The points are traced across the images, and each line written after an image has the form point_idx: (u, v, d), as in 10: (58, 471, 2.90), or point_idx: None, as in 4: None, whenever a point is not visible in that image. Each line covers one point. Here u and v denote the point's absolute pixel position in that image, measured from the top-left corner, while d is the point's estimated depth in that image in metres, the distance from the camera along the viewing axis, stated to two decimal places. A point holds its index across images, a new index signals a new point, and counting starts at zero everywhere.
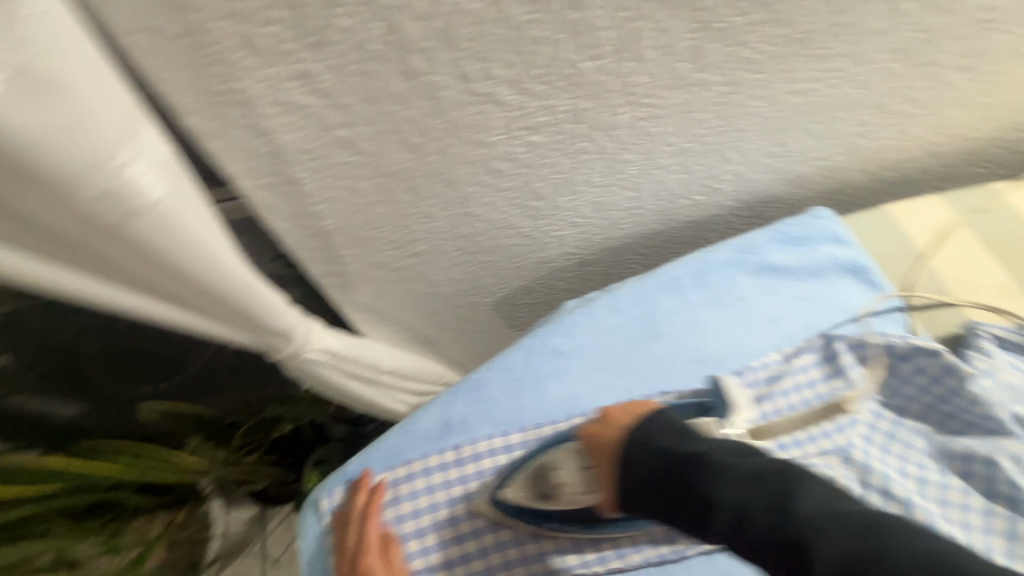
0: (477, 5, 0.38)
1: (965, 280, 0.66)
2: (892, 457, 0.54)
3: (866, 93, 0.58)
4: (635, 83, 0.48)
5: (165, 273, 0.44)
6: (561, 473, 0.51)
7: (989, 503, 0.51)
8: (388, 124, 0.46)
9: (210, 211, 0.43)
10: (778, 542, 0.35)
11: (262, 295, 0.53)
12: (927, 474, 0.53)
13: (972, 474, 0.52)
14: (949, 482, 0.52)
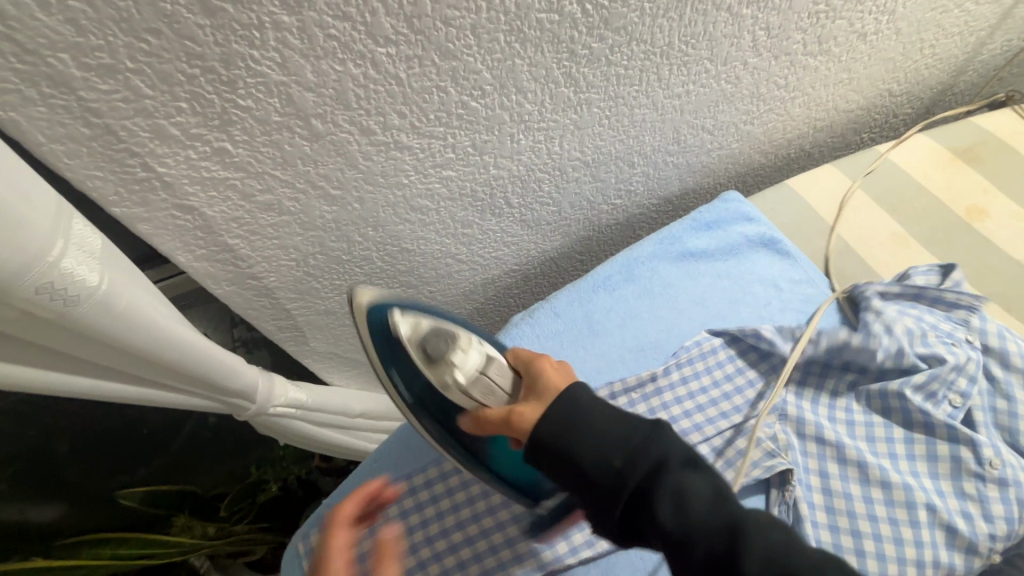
0: (361, 70, 0.43)
1: (866, 236, 0.72)
2: (822, 407, 0.59)
3: (738, 87, 0.65)
4: (525, 112, 0.54)
5: (114, 352, 0.47)
6: (469, 363, 0.49)
7: (909, 433, 0.56)
8: (306, 182, 0.50)
9: (140, 288, 0.46)
10: (713, 527, 0.40)
11: (215, 356, 0.56)
12: (853, 417, 0.58)
13: (891, 410, 0.57)
14: (873, 419, 0.57)
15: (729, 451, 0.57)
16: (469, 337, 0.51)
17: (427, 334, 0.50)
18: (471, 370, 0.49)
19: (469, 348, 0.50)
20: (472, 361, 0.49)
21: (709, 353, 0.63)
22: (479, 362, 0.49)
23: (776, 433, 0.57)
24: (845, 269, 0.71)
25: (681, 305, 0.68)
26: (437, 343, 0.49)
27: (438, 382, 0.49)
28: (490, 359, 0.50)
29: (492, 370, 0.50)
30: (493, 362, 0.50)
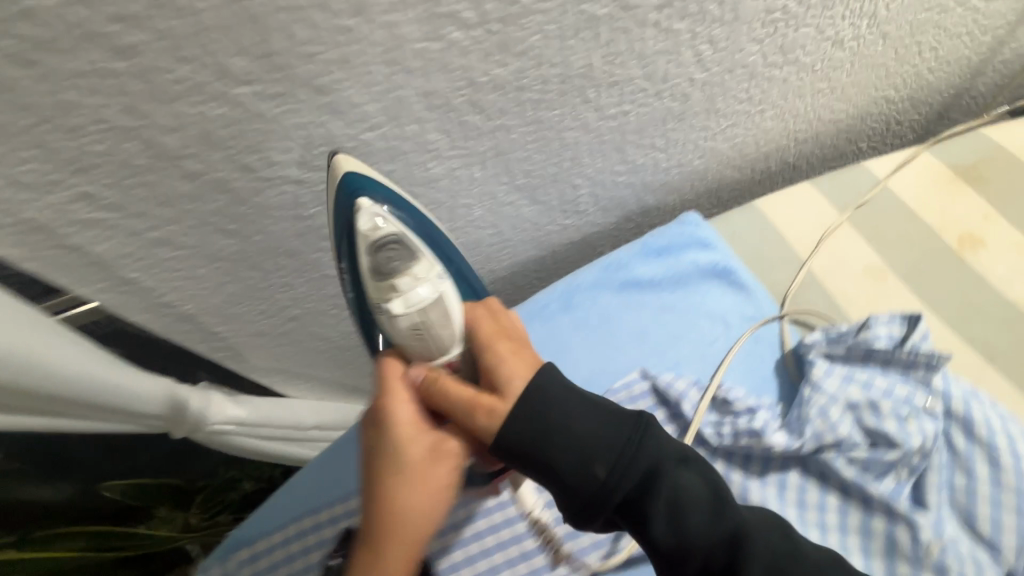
0: (220, 110, 0.40)
1: (838, 265, 0.65)
2: (756, 466, 0.54)
3: (688, 105, 0.59)
4: (430, 141, 0.50)
5: (12, 396, 0.47)
6: (414, 296, 0.46)
7: (845, 502, 0.51)
8: (195, 219, 0.49)
9: (36, 331, 0.46)
10: (713, 535, 0.39)
11: (131, 388, 0.57)
12: (788, 477, 0.53)
13: (829, 476, 0.52)
14: (808, 483, 0.52)
15: None
16: (428, 267, 0.47)
17: (387, 242, 0.46)
18: (412, 302, 0.46)
19: (422, 278, 0.46)
20: (417, 294, 0.46)
21: (640, 395, 0.59)
22: (425, 300, 0.46)
23: None
24: (809, 302, 0.64)
25: (618, 336, 0.63)
26: (390, 257, 0.45)
27: (376, 293, 0.46)
28: (439, 302, 0.47)
29: (437, 315, 0.47)
30: (442, 307, 0.47)
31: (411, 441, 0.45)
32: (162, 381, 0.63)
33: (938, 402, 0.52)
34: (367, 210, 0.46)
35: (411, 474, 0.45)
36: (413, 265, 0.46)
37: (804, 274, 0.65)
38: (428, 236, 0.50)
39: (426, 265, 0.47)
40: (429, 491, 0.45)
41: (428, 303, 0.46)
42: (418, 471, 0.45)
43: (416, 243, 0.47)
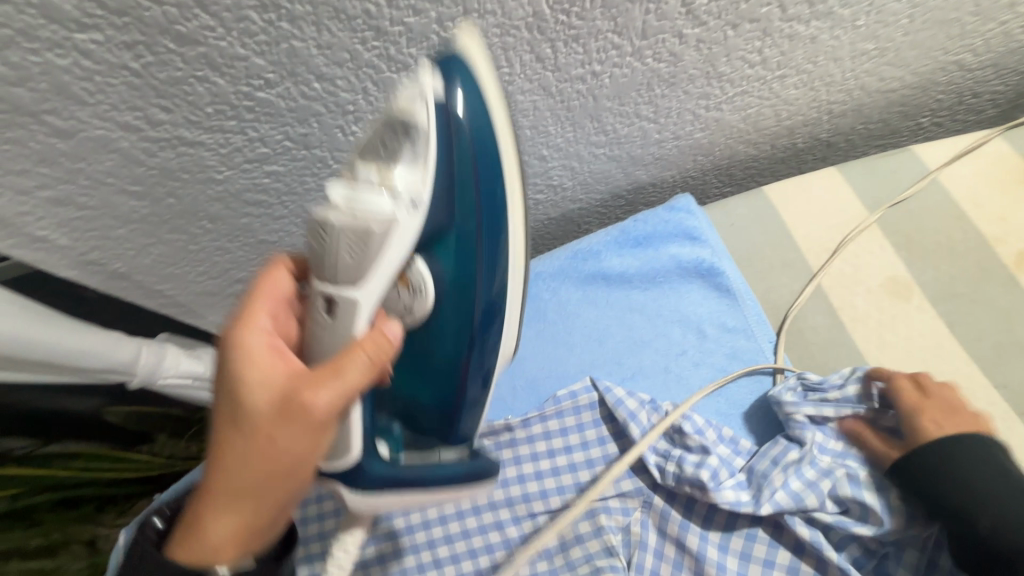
0: (68, 61, 0.34)
1: (852, 277, 0.54)
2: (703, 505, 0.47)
3: (680, 66, 0.48)
4: (344, 101, 0.43)
5: None
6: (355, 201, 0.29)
7: (796, 560, 0.44)
8: (88, 178, 0.44)
9: None
10: None
11: (86, 348, 0.56)
12: (736, 523, 0.46)
13: (783, 529, 0.45)
14: (756, 533, 0.45)
15: (570, 533, 0.48)
16: (408, 182, 0.29)
17: (395, 127, 0.30)
18: (349, 204, 0.29)
19: (392, 186, 0.29)
20: (369, 201, 0.29)
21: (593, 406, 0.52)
22: (370, 216, 0.29)
23: (630, 524, 0.48)
24: (808, 321, 0.53)
25: (573, 338, 0.56)
26: (378, 140, 0.30)
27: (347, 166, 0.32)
28: (385, 234, 0.29)
29: (349, 234, 0.29)
30: (388, 242, 0.30)
31: (264, 385, 0.34)
32: (121, 336, 0.63)
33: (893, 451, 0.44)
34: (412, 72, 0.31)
35: (251, 432, 0.34)
36: (399, 167, 0.30)
37: (812, 289, 0.54)
38: (475, 167, 0.31)
39: (417, 179, 0.30)
40: (265, 457, 0.33)
41: (372, 222, 0.29)
42: (268, 425, 0.33)
43: (431, 138, 0.30)
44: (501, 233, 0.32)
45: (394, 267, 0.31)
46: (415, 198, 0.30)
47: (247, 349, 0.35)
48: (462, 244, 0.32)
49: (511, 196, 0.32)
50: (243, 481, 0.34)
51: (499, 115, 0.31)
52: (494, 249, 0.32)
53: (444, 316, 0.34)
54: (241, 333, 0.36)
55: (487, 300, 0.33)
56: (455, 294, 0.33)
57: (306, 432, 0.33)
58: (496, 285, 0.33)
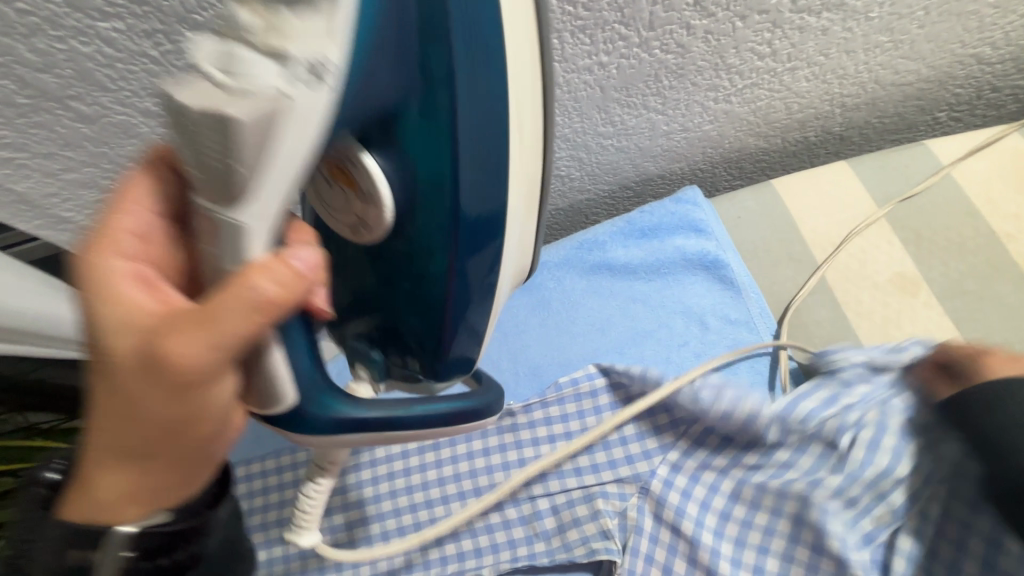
0: (92, 48, 0.36)
1: (859, 272, 0.54)
2: (702, 491, 0.48)
3: (689, 57, 0.48)
4: None
5: None
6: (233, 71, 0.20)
7: (791, 546, 0.45)
8: (110, 163, 0.45)
9: None
10: None
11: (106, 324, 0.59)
12: (732, 509, 0.47)
13: (782, 513, 0.45)
14: (753, 519, 0.46)
15: (567, 516, 0.49)
16: (318, 42, 0.21)
17: None
18: (225, 75, 0.20)
19: (285, 47, 0.21)
20: (245, 77, 0.20)
21: (597, 393, 0.52)
22: (251, 94, 0.20)
23: (626, 508, 0.49)
24: (813, 316, 0.53)
25: (575, 326, 0.57)
26: None
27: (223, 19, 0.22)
28: (264, 122, 0.20)
29: (209, 116, 0.20)
30: (279, 132, 0.21)
31: (124, 325, 0.26)
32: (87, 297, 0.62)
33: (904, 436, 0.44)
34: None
35: (114, 384, 0.26)
36: (293, 21, 0.21)
37: (815, 280, 0.54)
38: (451, 32, 0.24)
39: (322, 36, 0.21)
40: (138, 416, 0.26)
41: (236, 108, 0.19)
42: (134, 377, 0.26)
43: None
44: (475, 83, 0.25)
45: (292, 169, 0.22)
46: (315, 61, 0.21)
47: (103, 280, 0.27)
48: (420, 96, 0.25)
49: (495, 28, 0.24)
50: (127, 442, 0.28)
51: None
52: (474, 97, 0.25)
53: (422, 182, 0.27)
54: (96, 257, 0.27)
55: (473, 164, 0.26)
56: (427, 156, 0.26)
57: (188, 389, 0.25)
58: (484, 144, 0.26)
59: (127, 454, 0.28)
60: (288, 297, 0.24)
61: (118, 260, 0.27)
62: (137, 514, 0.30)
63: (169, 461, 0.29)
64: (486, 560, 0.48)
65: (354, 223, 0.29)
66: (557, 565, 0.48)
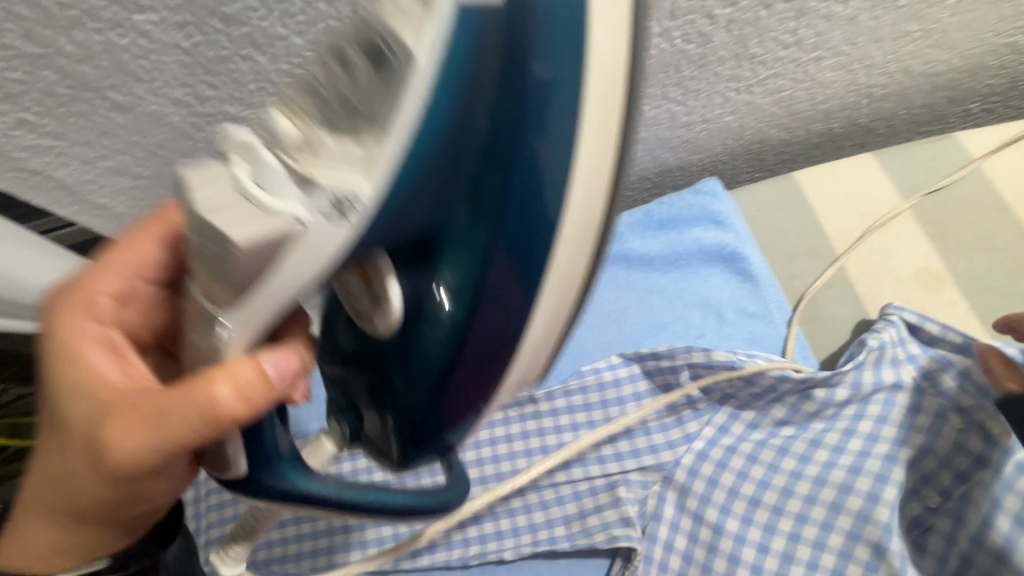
0: (127, 39, 0.37)
1: (882, 266, 0.53)
2: (749, 483, 0.47)
3: (711, 47, 0.48)
4: None
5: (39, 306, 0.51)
6: (254, 185, 0.21)
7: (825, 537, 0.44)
8: (143, 151, 0.47)
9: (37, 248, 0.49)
10: None
11: None
12: (762, 496, 0.47)
13: (817, 501, 0.45)
14: (784, 508, 0.46)
15: (590, 501, 0.50)
16: (353, 158, 0.21)
17: (359, 64, 0.21)
18: (252, 181, 0.21)
19: (315, 173, 0.21)
20: (273, 191, 0.21)
21: (624, 381, 0.52)
22: (263, 215, 0.21)
23: (647, 496, 0.49)
24: (834, 310, 0.53)
25: (590, 318, 0.57)
26: (332, 75, 0.21)
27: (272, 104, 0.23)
28: (267, 246, 0.21)
29: (218, 228, 0.21)
30: (285, 255, 0.21)
31: (88, 396, 0.32)
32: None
33: (975, 430, 0.43)
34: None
35: (74, 442, 0.32)
36: (329, 144, 0.21)
37: (832, 272, 0.53)
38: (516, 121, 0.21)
39: (350, 167, 0.21)
40: (83, 475, 0.33)
41: (248, 229, 0.20)
42: (99, 444, 0.31)
43: (407, 81, 0.20)
44: (551, 106, 0.21)
45: (291, 288, 0.23)
46: (343, 190, 0.21)
47: (83, 354, 0.33)
48: (488, 116, 0.22)
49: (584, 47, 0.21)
50: (77, 485, 0.33)
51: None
52: (549, 109, 0.21)
53: (472, 206, 0.23)
54: (78, 333, 0.34)
55: (523, 194, 0.22)
56: (479, 171, 0.23)
57: (131, 467, 0.30)
58: (547, 169, 0.22)
59: (68, 501, 0.34)
60: (253, 398, 0.27)
61: (102, 331, 0.34)
62: (67, 564, 0.37)
63: (100, 517, 0.36)
64: (508, 543, 0.49)
65: (361, 309, 0.28)
66: (576, 550, 0.48)
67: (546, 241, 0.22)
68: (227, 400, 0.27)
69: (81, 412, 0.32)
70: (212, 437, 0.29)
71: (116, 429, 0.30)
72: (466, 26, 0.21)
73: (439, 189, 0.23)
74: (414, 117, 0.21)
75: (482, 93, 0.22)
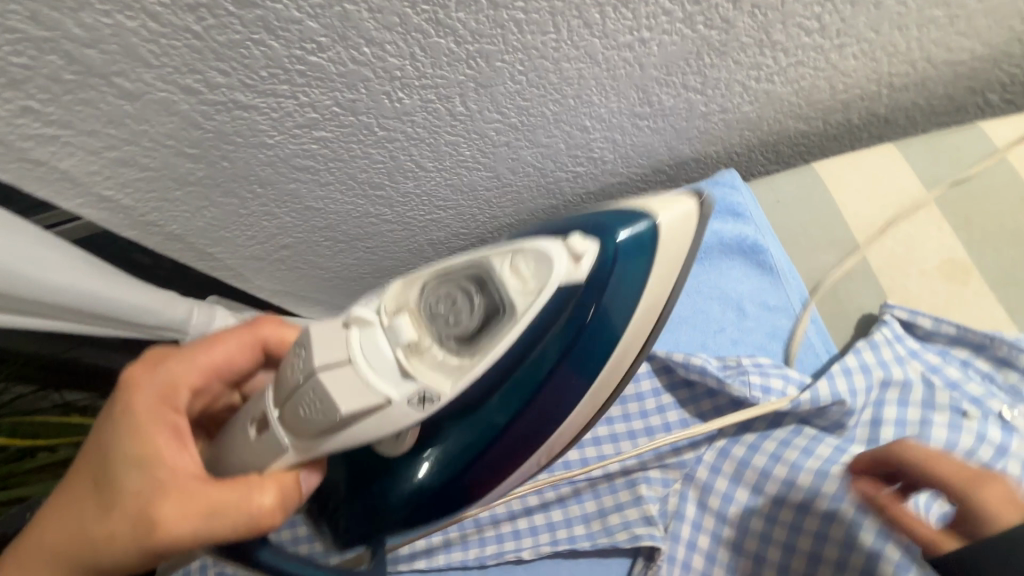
0: (137, 23, 0.36)
1: (905, 258, 0.52)
2: (772, 482, 0.46)
3: (734, 34, 0.46)
4: (392, 67, 0.43)
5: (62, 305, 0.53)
6: (367, 370, 0.36)
7: None
8: (151, 140, 0.46)
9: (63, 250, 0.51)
10: None
11: (164, 317, 0.64)
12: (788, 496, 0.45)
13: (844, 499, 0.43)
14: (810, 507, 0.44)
15: (610, 500, 0.49)
16: (436, 356, 0.37)
17: (476, 303, 0.38)
18: (379, 359, 0.37)
19: (415, 373, 0.37)
20: (394, 376, 0.37)
21: (642, 376, 0.52)
22: (373, 394, 0.36)
23: (668, 495, 0.48)
24: (856, 302, 0.52)
25: None
26: (454, 305, 0.38)
27: (405, 306, 0.38)
28: (374, 412, 0.37)
29: (342, 401, 0.36)
30: (369, 418, 0.37)
31: (140, 473, 0.41)
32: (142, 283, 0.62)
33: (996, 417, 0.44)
34: (553, 246, 0.37)
35: (118, 508, 0.41)
36: (429, 356, 0.37)
37: (856, 259, 0.52)
38: (566, 343, 0.38)
39: (436, 372, 0.37)
40: (115, 535, 0.41)
41: (356, 399, 0.36)
42: (147, 513, 0.40)
43: (504, 335, 0.37)
44: (611, 319, 0.39)
45: (367, 436, 0.38)
46: (438, 387, 0.37)
47: (140, 432, 0.42)
48: (544, 347, 0.38)
49: (644, 291, 0.39)
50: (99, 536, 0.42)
51: (684, 220, 0.40)
52: (603, 322, 0.39)
53: (512, 381, 0.39)
54: (140, 410, 0.43)
55: (526, 396, 0.40)
56: (545, 354, 0.39)
57: (163, 544, 0.41)
58: (612, 335, 0.39)
59: (86, 556, 0.42)
60: (288, 497, 0.41)
61: (172, 412, 0.44)
62: None
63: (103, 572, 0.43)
64: (526, 542, 0.48)
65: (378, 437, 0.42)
66: (597, 550, 0.47)
67: (562, 400, 0.41)
68: (272, 505, 0.40)
69: (132, 484, 0.41)
70: (241, 534, 0.41)
71: (165, 513, 0.40)
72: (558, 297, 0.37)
73: (509, 367, 0.39)
74: (492, 353, 0.37)
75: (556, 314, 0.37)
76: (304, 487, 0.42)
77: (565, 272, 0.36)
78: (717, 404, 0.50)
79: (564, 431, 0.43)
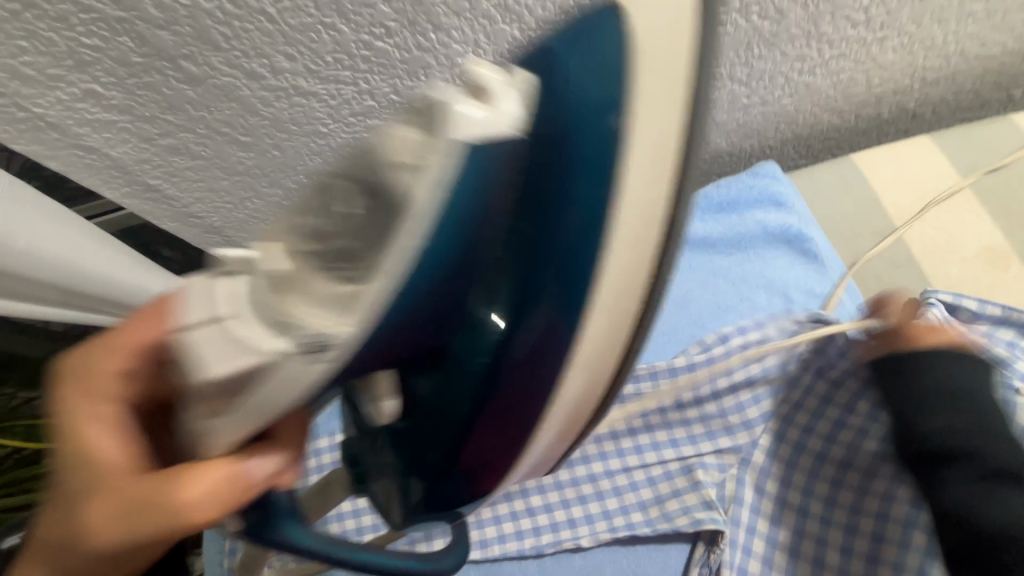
0: (214, 3, 0.36)
1: (944, 245, 0.53)
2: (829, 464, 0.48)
3: (781, 25, 0.48)
4: (454, 55, 0.43)
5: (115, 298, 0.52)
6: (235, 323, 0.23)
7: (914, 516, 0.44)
8: (207, 127, 0.46)
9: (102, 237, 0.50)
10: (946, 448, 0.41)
11: None
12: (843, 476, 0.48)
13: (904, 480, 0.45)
14: None
15: (666, 487, 0.49)
16: (314, 300, 0.23)
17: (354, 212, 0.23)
18: (223, 315, 0.24)
19: (292, 320, 0.23)
20: (264, 324, 0.23)
21: (696, 366, 0.50)
22: (233, 359, 0.23)
23: (726, 479, 0.49)
24: (899, 290, 0.53)
25: None
26: (326, 223, 0.24)
27: (270, 237, 0.25)
28: (234, 377, 0.23)
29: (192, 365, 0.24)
30: (255, 385, 0.24)
31: (72, 470, 0.31)
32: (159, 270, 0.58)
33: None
34: (442, 92, 0.22)
35: (60, 516, 0.32)
36: (324, 288, 0.23)
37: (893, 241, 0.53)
38: (569, 221, 0.21)
39: (330, 311, 0.23)
40: (64, 547, 0.32)
41: (212, 362, 0.23)
42: (82, 521, 0.31)
43: (390, 242, 0.21)
44: (599, 148, 0.21)
45: (258, 412, 0.25)
46: (318, 334, 0.22)
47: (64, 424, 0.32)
48: (505, 223, 0.23)
49: (625, 109, 0.20)
50: (54, 561, 0.33)
51: (670, 14, 0.20)
52: (592, 167, 0.21)
53: (479, 287, 0.24)
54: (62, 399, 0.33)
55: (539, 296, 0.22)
56: (520, 237, 0.23)
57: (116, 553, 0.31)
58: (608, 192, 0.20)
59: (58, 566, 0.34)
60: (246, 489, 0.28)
61: (88, 401, 0.32)
62: None
63: None
64: (582, 531, 0.48)
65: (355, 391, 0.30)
66: (657, 535, 0.48)
67: (560, 338, 0.22)
68: (200, 502, 0.27)
69: (66, 484, 0.32)
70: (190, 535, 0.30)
71: (92, 519, 0.30)
72: (475, 162, 0.21)
73: (449, 277, 0.23)
74: (402, 265, 0.21)
75: (500, 178, 0.22)
76: (261, 476, 0.29)
77: (479, 117, 0.21)
78: (771, 386, 0.50)
79: (579, 394, 0.24)
